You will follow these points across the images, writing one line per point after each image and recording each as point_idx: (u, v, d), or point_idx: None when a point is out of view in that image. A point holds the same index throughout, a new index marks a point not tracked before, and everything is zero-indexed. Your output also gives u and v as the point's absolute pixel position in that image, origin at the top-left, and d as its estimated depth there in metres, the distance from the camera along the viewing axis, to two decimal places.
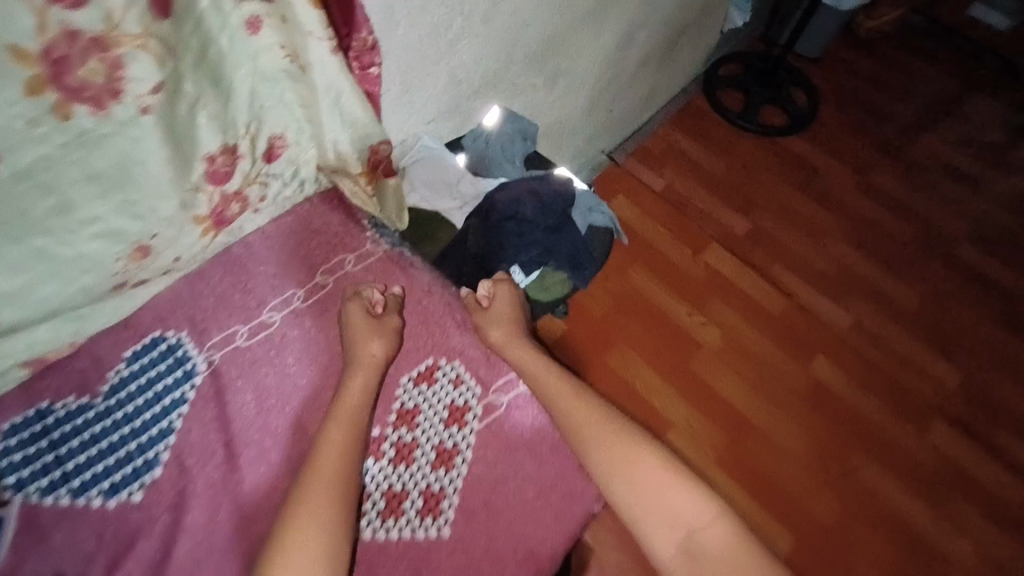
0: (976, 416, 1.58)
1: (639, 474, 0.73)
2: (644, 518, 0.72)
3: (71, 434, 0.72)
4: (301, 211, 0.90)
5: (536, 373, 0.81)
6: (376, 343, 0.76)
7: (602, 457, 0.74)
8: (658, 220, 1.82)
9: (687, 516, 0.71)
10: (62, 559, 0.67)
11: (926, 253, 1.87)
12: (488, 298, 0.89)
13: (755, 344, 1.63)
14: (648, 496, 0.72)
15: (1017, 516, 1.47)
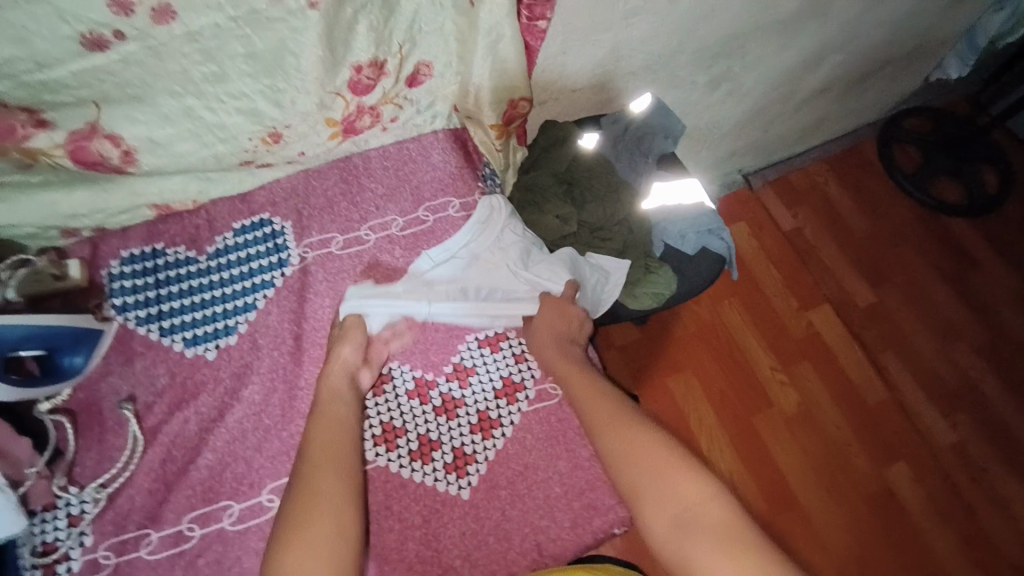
0: None
1: (630, 444, 0.69)
2: (643, 489, 0.66)
3: (174, 281, 0.79)
4: (425, 141, 0.89)
5: (579, 385, 0.76)
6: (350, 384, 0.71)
7: (604, 430, 0.71)
8: (773, 260, 1.67)
9: (679, 494, 0.64)
10: (137, 383, 0.74)
11: None
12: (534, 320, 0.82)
13: (832, 422, 1.48)
14: (639, 463, 0.67)
15: None
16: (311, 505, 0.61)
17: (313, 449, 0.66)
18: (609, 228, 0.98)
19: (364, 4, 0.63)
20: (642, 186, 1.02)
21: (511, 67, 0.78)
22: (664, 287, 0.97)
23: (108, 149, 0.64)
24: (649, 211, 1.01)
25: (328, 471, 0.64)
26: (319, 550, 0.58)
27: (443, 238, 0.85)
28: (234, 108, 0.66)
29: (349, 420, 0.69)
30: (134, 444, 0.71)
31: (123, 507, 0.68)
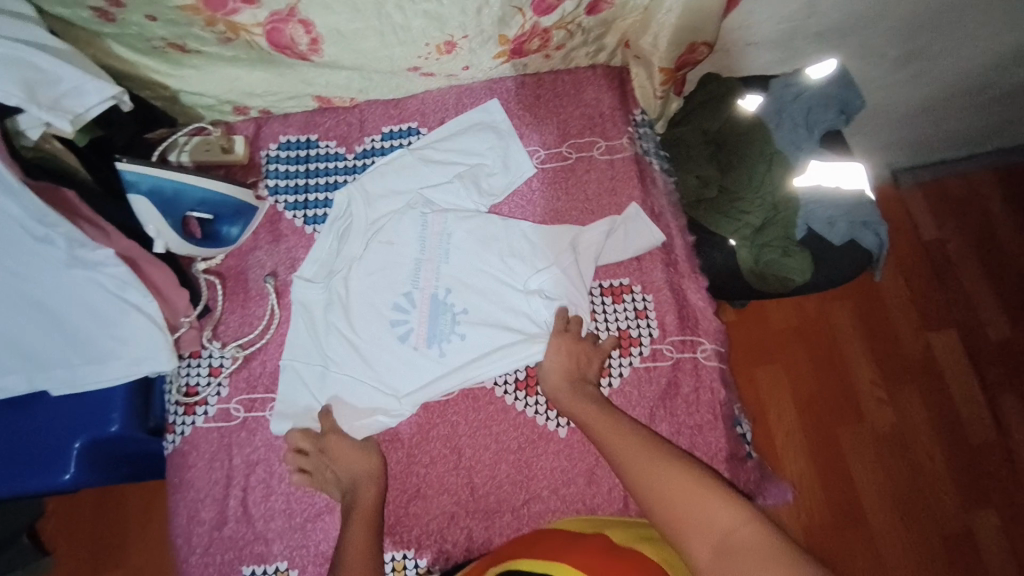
0: None
1: (656, 464, 0.58)
2: (676, 517, 0.54)
3: (322, 174, 0.83)
4: (581, 75, 0.86)
5: (597, 426, 0.65)
6: (358, 458, 0.70)
7: (629, 459, 0.60)
8: (902, 269, 1.53)
9: (720, 526, 0.51)
10: (280, 262, 0.80)
11: None
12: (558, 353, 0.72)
13: (926, 453, 1.38)
14: (668, 484, 0.56)
15: None
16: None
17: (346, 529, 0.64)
18: (748, 200, 0.92)
19: None
20: (798, 162, 0.93)
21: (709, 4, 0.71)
22: (798, 273, 0.90)
23: (299, 34, 0.66)
24: (799, 187, 0.92)
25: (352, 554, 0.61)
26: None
27: (583, 178, 0.83)
28: (420, 12, 0.65)
29: (370, 495, 0.67)
30: (272, 316, 0.78)
31: (257, 369, 0.76)
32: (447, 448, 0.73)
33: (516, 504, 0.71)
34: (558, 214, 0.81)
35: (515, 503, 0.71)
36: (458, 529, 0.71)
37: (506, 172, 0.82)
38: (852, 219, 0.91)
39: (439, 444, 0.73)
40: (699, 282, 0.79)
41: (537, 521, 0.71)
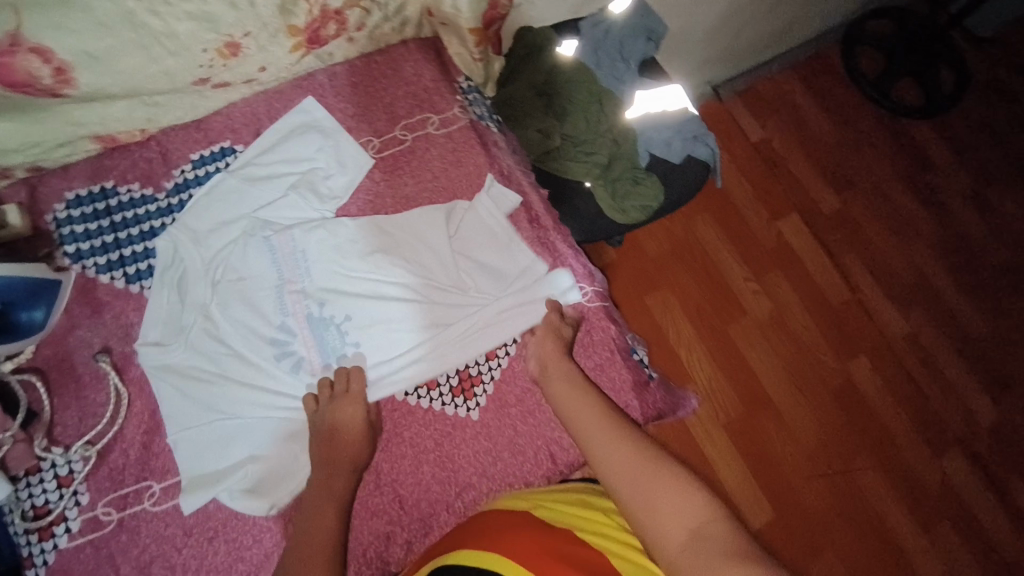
0: (999, 459, 1.50)
1: (626, 447, 0.61)
2: (638, 497, 0.56)
3: (133, 223, 0.72)
4: (395, 54, 0.83)
5: (560, 392, 0.68)
6: (355, 435, 0.65)
7: (595, 439, 0.63)
8: (743, 172, 1.68)
9: (677, 505, 0.54)
10: (110, 335, 0.69)
11: (1013, 288, 1.69)
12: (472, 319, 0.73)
13: (800, 325, 1.56)
14: (634, 466, 0.59)
15: (1002, 560, 1.43)
16: (294, 566, 0.57)
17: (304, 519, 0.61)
18: (592, 141, 0.95)
19: None
20: (625, 95, 0.98)
21: None
22: (655, 198, 0.94)
23: (39, 69, 0.55)
24: (633, 120, 0.98)
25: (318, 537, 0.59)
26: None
27: (426, 156, 0.80)
28: (184, 13, 0.57)
29: (350, 476, 0.64)
30: (118, 398, 0.67)
31: (117, 462, 0.66)
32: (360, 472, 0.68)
33: (450, 500, 0.69)
34: (409, 199, 0.78)
35: (448, 499, 0.69)
36: (398, 548, 0.67)
37: (341, 171, 0.77)
38: (684, 137, 0.97)
39: None
40: (563, 229, 0.81)
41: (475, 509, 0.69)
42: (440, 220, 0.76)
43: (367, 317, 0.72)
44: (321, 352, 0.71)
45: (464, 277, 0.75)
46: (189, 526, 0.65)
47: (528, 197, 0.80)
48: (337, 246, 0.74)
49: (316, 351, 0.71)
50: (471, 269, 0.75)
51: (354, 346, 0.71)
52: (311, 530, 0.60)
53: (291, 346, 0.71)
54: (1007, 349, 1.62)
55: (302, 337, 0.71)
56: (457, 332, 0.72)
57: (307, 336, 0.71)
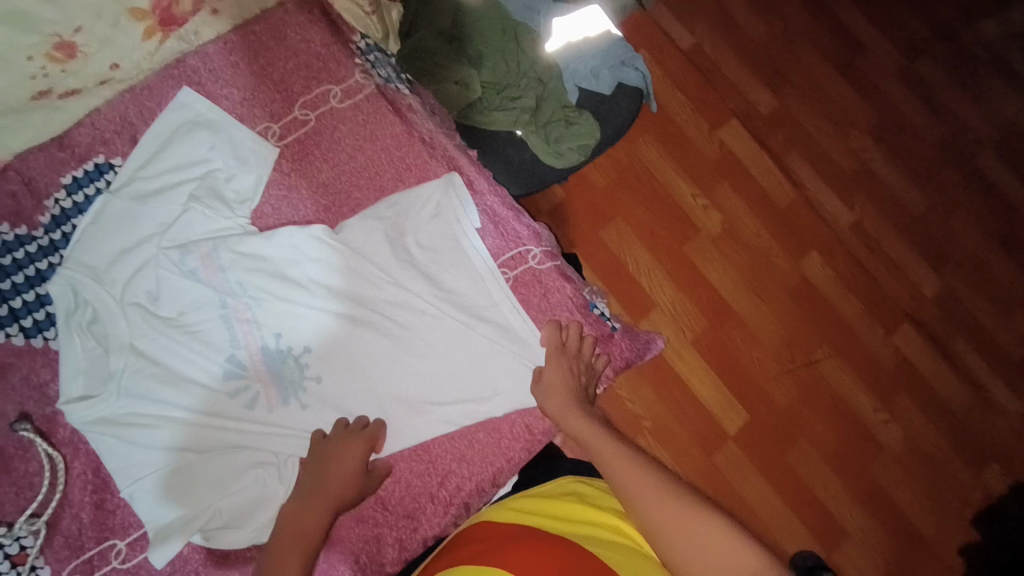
0: (944, 325, 1.58)
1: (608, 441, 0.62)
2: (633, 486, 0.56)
3: (14, 269, 0.63)
4: (274, 20, 0.72)
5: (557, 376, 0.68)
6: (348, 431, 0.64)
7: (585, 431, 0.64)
8: (678, 84, 1.62)
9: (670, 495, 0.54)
10: (23, 398, 0.62)
11: (947, 159, 1.72)
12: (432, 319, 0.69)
13: (753, 233, 1.57)
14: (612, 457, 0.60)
15: (960, 419, 1.50)
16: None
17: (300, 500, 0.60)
18: (515, 85, 0.87)
19: None
20: (541, 27, 0.90)
21: None
22: (590, 135, 0.89)
23: None
24: (555, 53, 0.90)
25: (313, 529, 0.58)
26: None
27: (335, 134, 0.72)
28: None
29: (332, 510, 0.60)
30: (52, 464, 0.61)
31: (72, 528, 0.61)
32: None
33: (433, 491, 0.67)
34: (329, 187, 0.71)
35: (431, 491, 0.67)
36: (389, 552, 0.65)
37: (242, 167, 0.68)
38: (611, 64, 0.91)
39: None
40: (499, 187, 0.73)
41: (461, 494, 0.68)
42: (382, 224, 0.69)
43: (317, 338, 0.67)
44: (273, 385, 0.66)
45: (416, 283, 0.69)
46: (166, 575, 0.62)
47: (456, 161, 0.74)
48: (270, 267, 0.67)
49: (274, 388, 0.66)
50: (420, 267, 0.70)
51: (313, 382, 0.66)
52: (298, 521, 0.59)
53: (240, 381, 0.65)
54: (945, 220, 1.68)
55: (249, 369, 0.66)
56: (419, 340, 0.68)
57: (254, 367, 0.66)
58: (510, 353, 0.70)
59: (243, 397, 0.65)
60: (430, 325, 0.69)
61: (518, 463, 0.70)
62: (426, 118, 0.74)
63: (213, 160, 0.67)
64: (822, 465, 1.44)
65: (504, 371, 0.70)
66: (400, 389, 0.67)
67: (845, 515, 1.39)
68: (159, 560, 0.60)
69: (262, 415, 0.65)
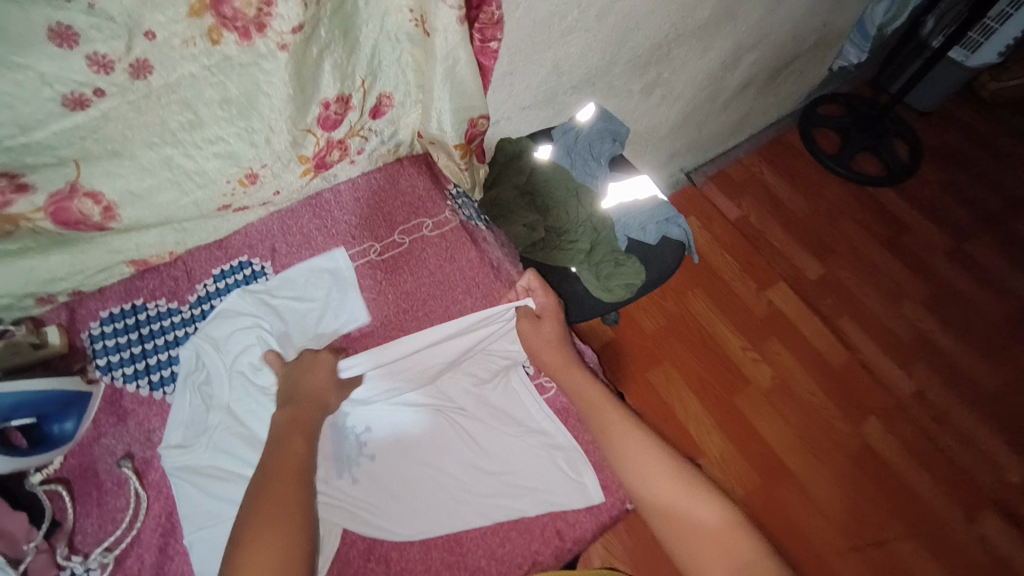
0: None
1: (669, 478, 0.70)
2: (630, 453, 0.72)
3: (158, 334, 0.79)
4: (391, 170, 0.94)
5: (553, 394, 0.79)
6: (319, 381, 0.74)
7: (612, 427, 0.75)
8: (727, 249, 1.78)
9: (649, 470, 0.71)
10: (133, 440, 0.73)
11: (1009, 337, 1.72)
12: (482, 417, 0.80)
13: (806, 391, 1.56)
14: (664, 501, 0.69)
15: None
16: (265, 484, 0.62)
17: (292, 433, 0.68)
18: (574, 230, 1.05)
19: (328, 44, 0.66)
20: (599, 187, 1.09)
21: (469, 87, 0.78)
22: (634, 280, 1.02)
23: (89, 207, 0.64)
24: (609, 209, 1.08)
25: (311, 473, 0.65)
26: (272, 560, 0.55)
27: (422, 256, 0.88)
28: (212, 153, 0.67)
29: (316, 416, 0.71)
30: (137, 501, 0.70)
31: (133, 568, 0.66)
32: (368, 561, 0.68)
33: None
34: (410, 295, 0.85)
35: None
36: None
37: (331, 315, 0.82)
38: (656, 220, 1.07)
39: (356, 565, 0.67)
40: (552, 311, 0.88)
41: None
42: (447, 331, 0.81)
43: (396, 439, 0.77)
44: (332, 460, 0.74)
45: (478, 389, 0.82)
46: None
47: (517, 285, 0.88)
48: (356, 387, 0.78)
49: (333, 462, 0.74)
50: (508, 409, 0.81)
51: (367, 459, 0.75)
52: (287, 447, 0.66)
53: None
54: (1012, 396, 1.63)
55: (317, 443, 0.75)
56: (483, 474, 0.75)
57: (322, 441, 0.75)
58: (553, 480, 0.75)
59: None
60: (498, 457, 0.77)
61: (545, 568, 0.70)
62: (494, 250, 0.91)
63: (312, 308, 0.83)
64: None
65: (544, 486, 0.74)
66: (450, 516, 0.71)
67: None
68: None
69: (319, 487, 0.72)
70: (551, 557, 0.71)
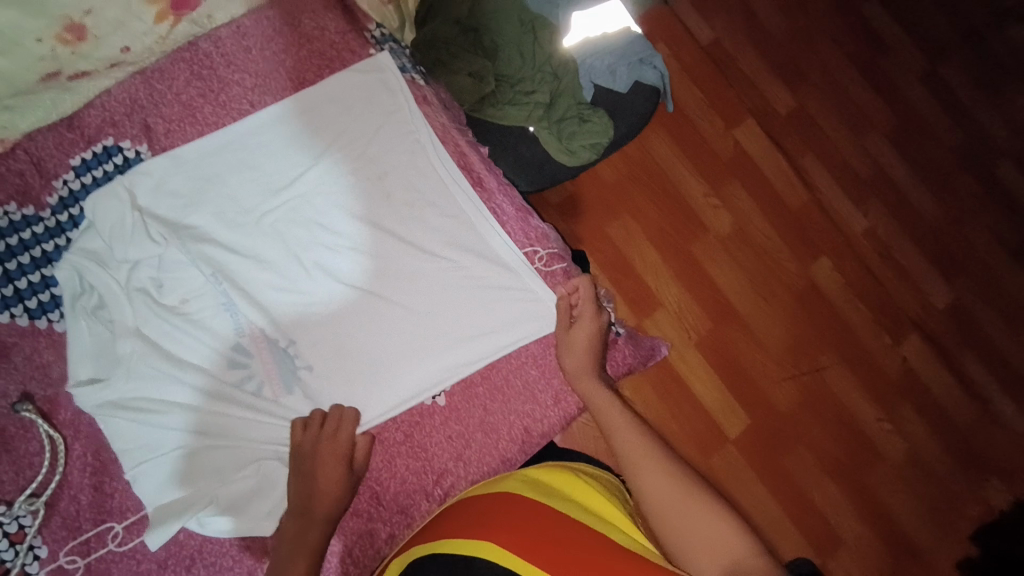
0: (957, 342, 1.58)
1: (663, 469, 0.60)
2: (633, 462, 0.62)
3: (19, 249, 0.62)
4: (288, 3, 0.71)
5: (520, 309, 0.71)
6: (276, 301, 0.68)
7: (610, 420, 0.67)
8: (696, 80, 1.58)
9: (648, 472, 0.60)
10: (26, 378, 0.62)
11: (964, 167, 1.68)
12: (434, 309, 0.70)
13: (762, 235, 1.55)
14: (671, 500, 0.57)
15: (960, 433, 1.52)
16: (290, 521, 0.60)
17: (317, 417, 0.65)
18: (530, 78, 0.86)
19: None
20: (561, 21, 0.88)
21: None
22: (603, 137, 0.87)
23: None
24: (573, 49, 0.88)
25: (338, 461, 0.62)
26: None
27: (345, 125, 0.71)
28: None
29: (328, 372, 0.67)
30: (54, 444, 0.62)
31: (70, 509, 0.61)
32: None
33: (428, 487, 0.67)
34: (334, 180, 0.70)
35: (427, 489, 0.67)
36: (383, 545, 0.65)
37: (207, 177, 0.67)
38: (628, 62, 0.89)
39: None
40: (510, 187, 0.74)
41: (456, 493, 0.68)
42: (354, 181, 0.71)
43: (261, 238, 0.68)
44: (273, 377, 0.67)
45: (419, 267, 0.70)
46: (162, 559, 0.62)
47: (466, 157, 0.74)
48: (171, 195, 0.66)
49: (275, 377, 0.67)
50: (407, 221, 0.71)
51: (307, 370, 0.67)
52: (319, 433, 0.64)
53: (244, 369, 0.67)
54: (952, 226, 1.65)
55: (255, 360, 0.67)
56: (401, 304, 0.69)
57: (261, 356, 0.67)
58: (490, 303, 0.71)
59: (247, 385, 0.66)
60: (416, 282, 0.70)
61: (514, 464, 0.70)
62: (382, 52, 0.72)
63: (171, 169, 0.66)
64: (824, 475, 1.44)
65: (483, 315, 0.70)
66: (376, 358, 0.69)
67: (840, 517, 1.41)
68: (153, 543, 0.61)
69: (263, 407, 0.66)
70: (519, 453, 0.70)
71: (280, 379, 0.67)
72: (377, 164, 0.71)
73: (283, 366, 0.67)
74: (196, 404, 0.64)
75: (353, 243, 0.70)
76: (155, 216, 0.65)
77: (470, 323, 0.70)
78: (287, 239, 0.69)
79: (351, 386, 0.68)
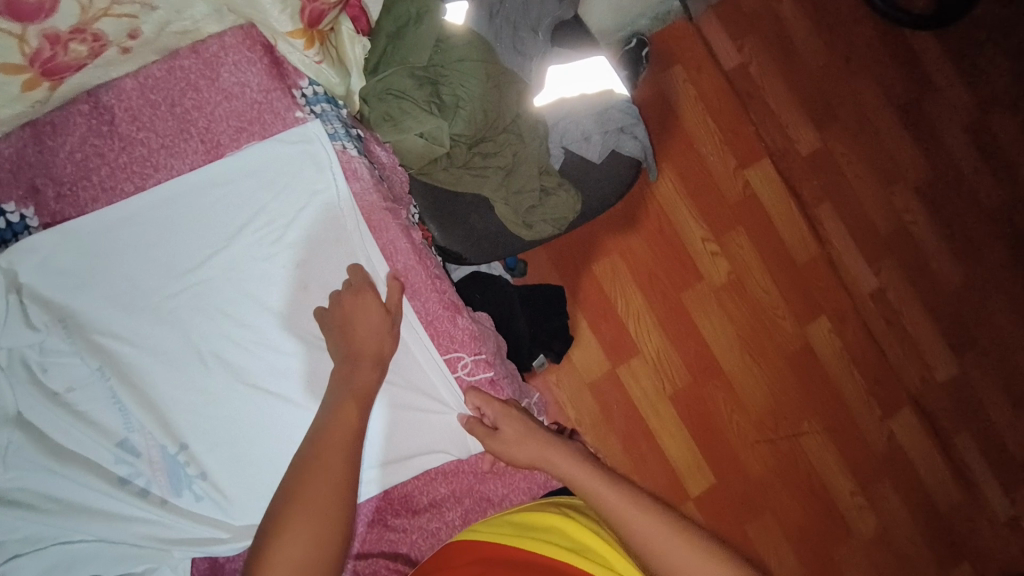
0: (971, 445, 1.31)
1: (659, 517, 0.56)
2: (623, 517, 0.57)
3: None
4: (204, 54, 0.62)
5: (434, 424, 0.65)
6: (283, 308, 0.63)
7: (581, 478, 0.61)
8: (713, 112, 1.25)
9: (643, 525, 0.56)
10: None
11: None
12: None
13: (761, 289, 1.25)
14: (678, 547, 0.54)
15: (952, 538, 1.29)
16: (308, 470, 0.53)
17: (314, 449, 0.54)
18: (492, 139, 0.77)
19: None
20: (533, 75, 0.78)
21: None
22: (570, 213, 0.78)
23: None
24: (544, 109, 0.78)
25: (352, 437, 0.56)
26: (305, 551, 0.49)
27: (260, 201, 0.63)
28: None
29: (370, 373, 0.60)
30: None
31: None
32: None
33: None
34: (242, 263, 0.63)
35: None
36: None
37: (102, 254, 0.61)
38: (605, 128, 0.78)
39: None
40: (443, 281, 0.67)
41: None
42: (263, 265, 0.63)
43: (157, 320, 0.61)
44: (163, 475, 0.62)
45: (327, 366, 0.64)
46: None
47: (393, 243, 0.66)
48: (59, 273, 0.60)
49: (164, 475, 0.62)
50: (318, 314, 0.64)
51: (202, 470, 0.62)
52: (333, 429, 0.55)
53: (132, 465, 0.61)
54: (993, 304, 1.34)
55: (144, 456, 0.61)
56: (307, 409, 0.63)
57: (149, 455, 0.61)
58: (401, 410, 0.66)
59: (133, 483, 0.61)
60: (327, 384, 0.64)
61: None
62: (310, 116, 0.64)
63: (61, 246, 0.60)
64: (794, 558, 1.21)
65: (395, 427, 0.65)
66: (275, 467, 0.63)
67: None
68: None
69: (148, 507, 0.61)
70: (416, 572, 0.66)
71: (172, 479, 0.62)
72: (289, 249, 0.64)
73: (173, 466, 0.62)
74: (76, 498, 0.59)
75: (258, 333, 0.63)
76: (40, 294, 0.59)
77: (380, 432, 0.65)
78: (182, 325, 0.62)
79: (247, 492, 0.63)
